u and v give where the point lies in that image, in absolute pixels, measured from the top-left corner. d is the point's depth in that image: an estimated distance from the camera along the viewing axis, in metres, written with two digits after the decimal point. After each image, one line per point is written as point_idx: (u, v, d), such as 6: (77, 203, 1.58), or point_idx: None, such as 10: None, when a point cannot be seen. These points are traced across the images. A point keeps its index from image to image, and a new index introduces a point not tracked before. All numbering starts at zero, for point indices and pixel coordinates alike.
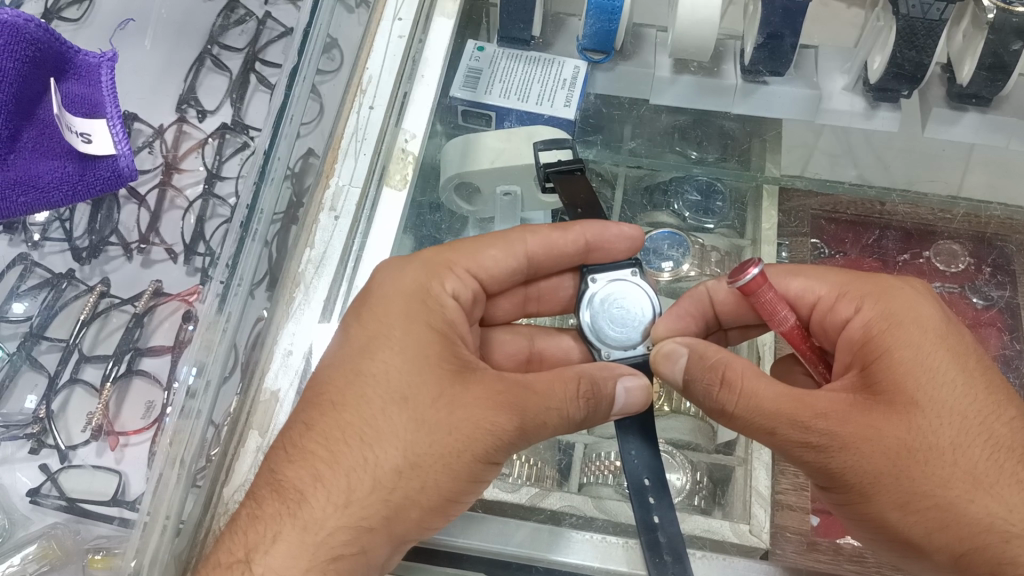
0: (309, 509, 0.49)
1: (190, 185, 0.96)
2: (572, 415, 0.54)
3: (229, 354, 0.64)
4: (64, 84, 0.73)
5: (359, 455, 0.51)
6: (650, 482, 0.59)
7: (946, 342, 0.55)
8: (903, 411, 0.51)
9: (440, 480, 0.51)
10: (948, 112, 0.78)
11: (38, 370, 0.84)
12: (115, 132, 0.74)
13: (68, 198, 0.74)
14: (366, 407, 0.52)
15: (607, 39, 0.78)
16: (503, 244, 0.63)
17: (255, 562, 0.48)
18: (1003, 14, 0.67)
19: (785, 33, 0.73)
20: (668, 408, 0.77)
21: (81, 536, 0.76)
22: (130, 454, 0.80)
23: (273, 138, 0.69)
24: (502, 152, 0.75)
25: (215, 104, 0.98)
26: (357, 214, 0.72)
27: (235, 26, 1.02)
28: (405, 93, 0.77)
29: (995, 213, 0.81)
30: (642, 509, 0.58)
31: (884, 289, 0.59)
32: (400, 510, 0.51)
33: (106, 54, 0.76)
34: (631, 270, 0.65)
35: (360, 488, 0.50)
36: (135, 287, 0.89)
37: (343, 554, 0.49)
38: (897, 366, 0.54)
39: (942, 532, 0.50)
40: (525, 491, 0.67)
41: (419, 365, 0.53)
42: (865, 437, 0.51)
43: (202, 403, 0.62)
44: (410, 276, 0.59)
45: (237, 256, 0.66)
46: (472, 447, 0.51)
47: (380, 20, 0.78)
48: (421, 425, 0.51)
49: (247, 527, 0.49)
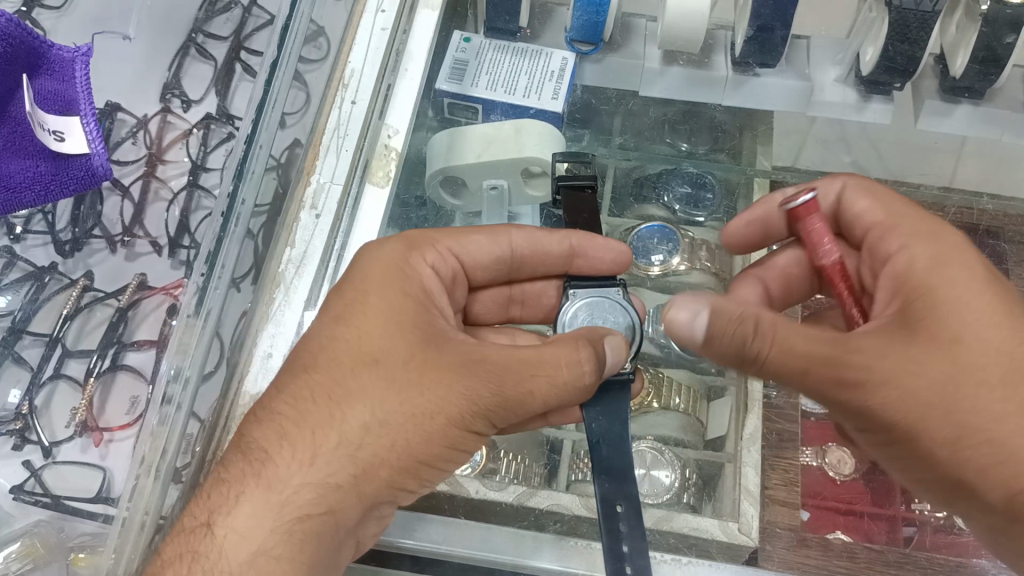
0: (274, 468, 0.50)
1: (174, 176, 0.94)
2: (581, 381, 0.51)
3: (211, 345, 0.63)
4: (37, 81, 0.72)
5: (326, 412, 0.51)
6: (622, 508, 0.56)
7: (991, 281, 0.53)
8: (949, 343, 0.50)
9: (410, 440, 0.51)
10: (940, 104, 0.76)
11: (21, 366, 0.83)
12: (89, 130, 0.73)
13: (39, 198, 0.74)
14: (338, 369, 0.52)
15: (595, 31, 0.77)
16: (488, 232, 0.65)
17: (218, 523, 0.49)
18: (996, 6, 0.66)
19: (776, 26, 0.72)
20: (657, 404, 0.74)
21: (65, 534, 0.75)
22: (116, 450, 0.78)
23: (256, 125, 0.66)
24: (490, 142, 0.74)
25: (200, 93, 0.96)
26: (339, 210, 0.71)
27: (221, 13, 1.00)
28: (389, 86, 0.76)
29: (987, 207, 0.80)
30: (611, 536, 0.55)
31: (940, 234, 0.57)
32: (369, 469, 0.50)
33: (82, 48, 0.74)
34: (615, 290, 0.65)
35: (326, 443, 0.50)
36: (118, 281, 0.88)
37: (311, 513, 0.50)
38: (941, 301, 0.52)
39: (995, 472, 0.48)
40: (512, 490, 0.66)
41: (391, 329, 0.54)
42: (899, 376, 0.50)
43: (183, 400, 0.61)
44: (389, 251, 0.60)
45: (219, 245, 0.64)
46: (446, 410, 0.50)
47: (363, 11, 0.77)
48: (392, 384, 0.51)
49: (213, 489, 0.50)
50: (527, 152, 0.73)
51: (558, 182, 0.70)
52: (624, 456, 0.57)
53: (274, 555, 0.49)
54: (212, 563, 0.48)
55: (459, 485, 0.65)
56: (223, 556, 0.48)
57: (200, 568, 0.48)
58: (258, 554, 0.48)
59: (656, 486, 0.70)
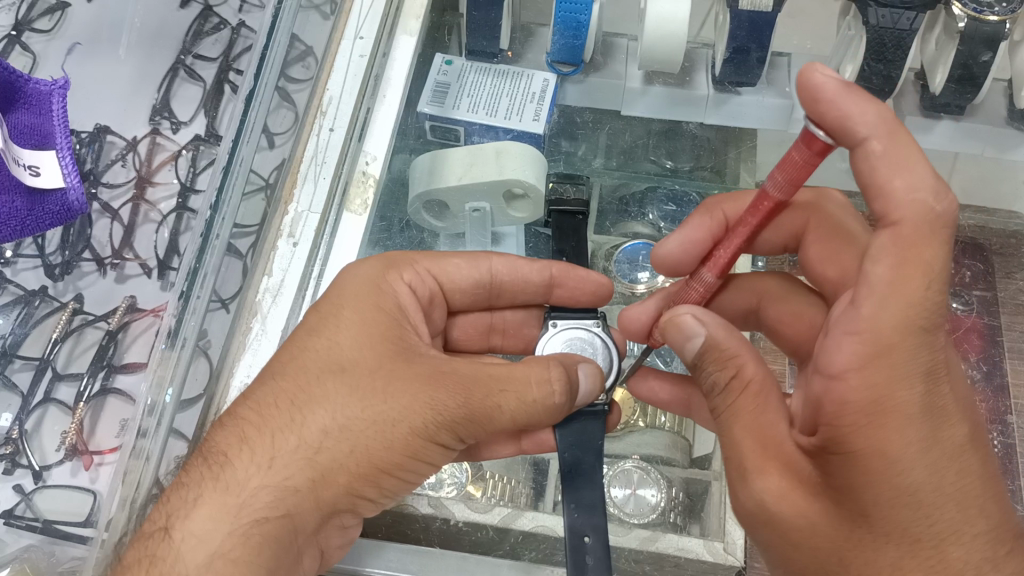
0: (233, 471, 0.50)
1: (164, 199, 0.94)
2: (548, 403, 0.54)
3: (192, 363, 0.64)
4: (13, 114, 0.77)
5: (287, 416, 0.52)
6: (590, 539, 0.58)
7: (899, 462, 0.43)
8: (945, 437, 0.44)
9: (371, 448, 0.51)
10: (922, 120, 0.76)
11: (11, 390, 0.82)
12: (64, 165, 0.78)
13: (15, 234, 0.77)
14: (304, 374, 0.54)
15: (574, 53, 0.78)
16: (468, 256, 0.66)
17: (175, 526, 0.49)
18: (974, 23, 0.67)
19: (751, 48, 0.73)
20: (643, 423, 0.77)
21: (55, 558, 0.75)
22: (105, 473, 0.78)
23: (236, 143, 0.67)
24: (471, 165, 0.74)
25: (188, 115, 0.96)
26: (316, 238, 0.71)
27: (209, 34, 0.99)
28: (367, 111, 0.76)
29: (966, 224, 0.83)
30: (576, 566, 0.56)
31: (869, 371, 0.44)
32: (327, 474, 0.51)
33: (58, 83, 0.81)
34: (592, 322, 0.66)
35: (285, 445, 0.51)
36: (108, 303, 0.87)
37: (267, 517, 0.50)
38: (896, 386, 0.43)
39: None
40: (496, 512, 0.66)
41: (364, 340, 0.55)
42: (922, 507, 0.43)
43: (164, 415, 0.62)
44: (367, 269, 0.61)
45: (198, 264, 0.65)
46: (410, 418, 0.52)
47: (342, 37, 0.78)
48: (356, 391, 0.52)
49: (173, 494, 0.51)
50: (508, 173, 0.73)
51: (549, 206, 0.74)
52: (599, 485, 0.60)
53: (231, 557, 0.49)
54: (169, 567, 0.48)
55: (444, 507, 0.66)
56: (179, 561, 0.48)
57: (158, 571, 0.48)
58: (215, 557, 0.48)
59: (641, 506, 0.70)
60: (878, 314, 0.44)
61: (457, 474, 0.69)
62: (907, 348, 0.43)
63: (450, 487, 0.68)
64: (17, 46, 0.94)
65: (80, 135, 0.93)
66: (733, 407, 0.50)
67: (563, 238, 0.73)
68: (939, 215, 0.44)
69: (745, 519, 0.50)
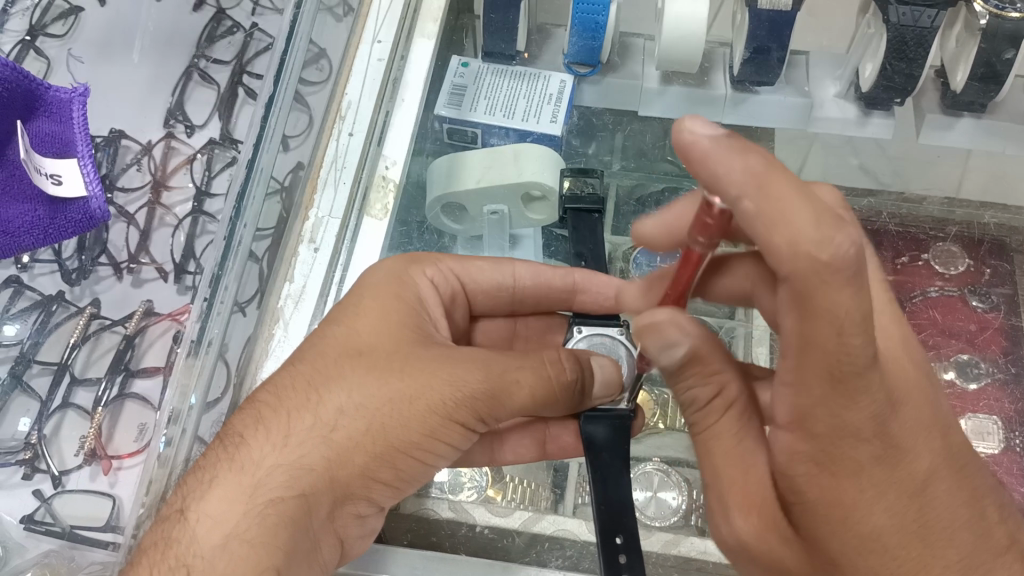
0: (247, 450, 0.50)
1: (179, 203, 0.93)
2: (562, 378, 0.54)
3: (215, 370, 0.64)
4: (36, 124, 0.78)
5: (304, 396, 0.52)
6: (621, 540, 0.56)
7: (859, 514, 0.42)
8: (904, 470, 0.43)
9: (387, 424, 0.51)
10: (943, 118, 0.75)
11: (30, 395, 0.82)
12: (87, 173, 0.78)
13: (39, 241, 0.79)
14: (321, 357, 0.54)
15: (592, 55, 0.78)
16: (492, 259, 0.66)
17: (190, 509, 0.49)
18: (995, 20, 0.66)
19: (772, 47, 0.72)
20: (663, 425, 0.75)
21: (75, 562, 0.75)
22: (124, 477, 0.78)
23: (256, 149, 0.68)
24: (489, 168, 0.74)
25: (203, 118, 0.96)
26: (337, 245, 0.71)
27: (223, 38, 0.99)
28: (386, 116, 0.76)
29: (989, 224, 0.81)
30: (607, 564, 0.55)
31: (819, 426, 0.42)
32: (344, 454, 0.50)
33: (78, 90, 0.80)
34: (616, 330, 0.65)
35: (299, 424, 0.51)
36: (125, 307, 0.87)
37: (283, 497, 0.49)
38: (841, 437, 0.42)
39: None
40: (518, 515, 0.66)
41: (382, 327, 0.56)
42: (887, 551, 0.43)
43: (188, 422, 0.62)
44: (390, 265, 0.62)
45: (220, 272, 0.65)
46: (426, 394, 0.52)
47: (359, 41, 0.77)
48: (373, 370, 0.52)
49: (191, 477, 0.51)
50: (527, 176, 0.73)
51: (565, 205, 0.72)
52: (622, 482, 0.59)
53: (246, 538, 0.47)
54: (185, 547, 0.47)
55: (466, 512, 0.66)
56: (195, 541, 0.47)
57: (173, 552, 0.47)
58: (231, 538, 0.47)
59: (662, 509, 0.69)
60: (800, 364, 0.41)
61: (477, 478, 0.69)
62: (851, 398, 0.41)
63: (471, 491, 0.68)
64: (31, 51, 0.94)
65: (95, 139, 0.93)
66: (704, 434, 0.51)
67: (579, 240, 0.73)
68: (830, 263, 0.39)
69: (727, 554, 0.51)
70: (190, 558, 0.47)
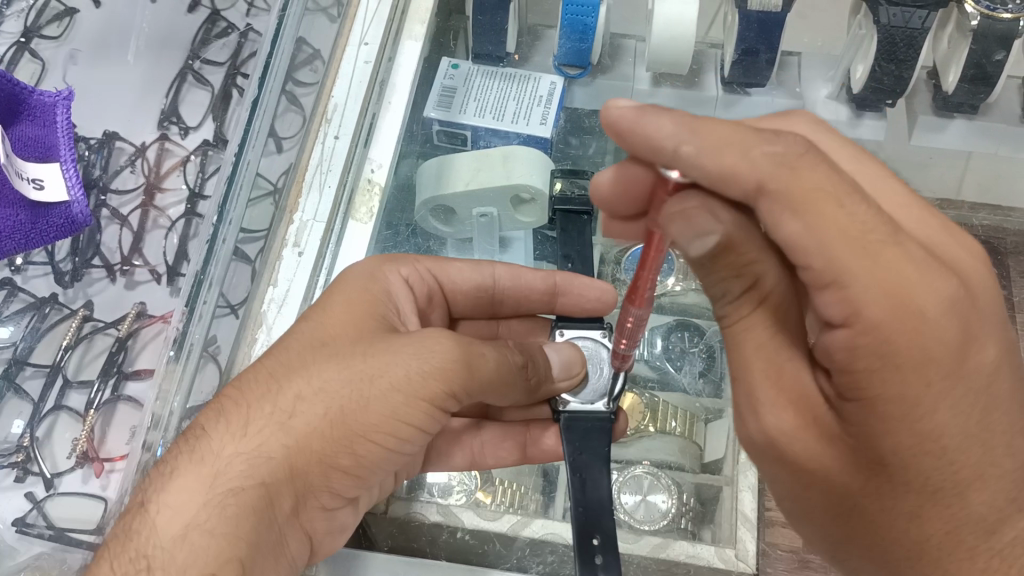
0: (208, 442, 0.50)
1: (173, 205, 0.93)
2: (512, 357, 0.55)
3: (200, 370, 0.64)
4: (19, 128, 0.79)
5: (266, 386, 0.51)
6: (599, 540, 0.56)
7: (927, 416, 0.40)
8: (970, 368, 0.41)
9: (348, 408, 0.50)
10: (934, 119, 0.75)
11: (22, 398, 0.82)
12: (69, 177, 0.79)
13: (22, 247, 0.78)
14: (287, 351, 0.53)
15: (582, 57, 0.78)
16: (471, 260, 0.66)
17: (151, 500, 0.48)
18: (986, 21, 0.66)
19: (761, 49, 0.72)
20: (653, 428, 0.74)
21: (66, 564, 0.74)
22: (115, 480, 0.78)
23: (242, 147, 0.67)
24: (477, 171, 0.73)
25: (197, 120, 0.96)
26: (321, 248, 0.71)
27: (217, 39, 0.99)
28: (373, 118, 0.76)
29: (980, 223, 0.79)
30: (585, 565, 0.55)
31: (892, 328, 0.39)
32: (303, 441, 0.50)
33: (62, 93, 0.82)
34: (599, 331, 0.66)
35: (260, 413, 0.50)
36: (117, 310, 0.87)
37: (242, 485, 0.49)
38: (910, 332, 0.39)
39: (837, 508, 0.47)
40: (506, 519, 0.65)
41: (351, 320, 0.55)
42: (944, 454, 0.41)
43: (170, 423, 0.62)
44: (364, 263, 0.62)
45: (204, 272, 0.64)
46: (387, 372, 0.51)
47: (346, 43, 0.77)
48: (336, 359, 0.52)
49: (153, 473, 0.50)
50: (514, 179, 0.72)
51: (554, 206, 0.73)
52: (604, 485, 0.58)
53: (206, 529, 0.47)
54: (144, 540, 0.47)
55: (453, 515, 0.65)
56: (154, 532, 0.47)
57: (133, 545, 0.47)
58: (191, 528, 0.47)
59: (652, 513, 0.69)
60: (829, 255, 0.39)
61: (467, 481, 0.69)
62: (911, 283, 0.39)
63: (460, 495, 0.68)
64: (25, 53, 0.94)
65: (88, 141, 0.92)
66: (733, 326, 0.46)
67: (567, 241, 0.73)
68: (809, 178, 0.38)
69: (756, 448, 0.48)
70: (150, 549, 0.46)
